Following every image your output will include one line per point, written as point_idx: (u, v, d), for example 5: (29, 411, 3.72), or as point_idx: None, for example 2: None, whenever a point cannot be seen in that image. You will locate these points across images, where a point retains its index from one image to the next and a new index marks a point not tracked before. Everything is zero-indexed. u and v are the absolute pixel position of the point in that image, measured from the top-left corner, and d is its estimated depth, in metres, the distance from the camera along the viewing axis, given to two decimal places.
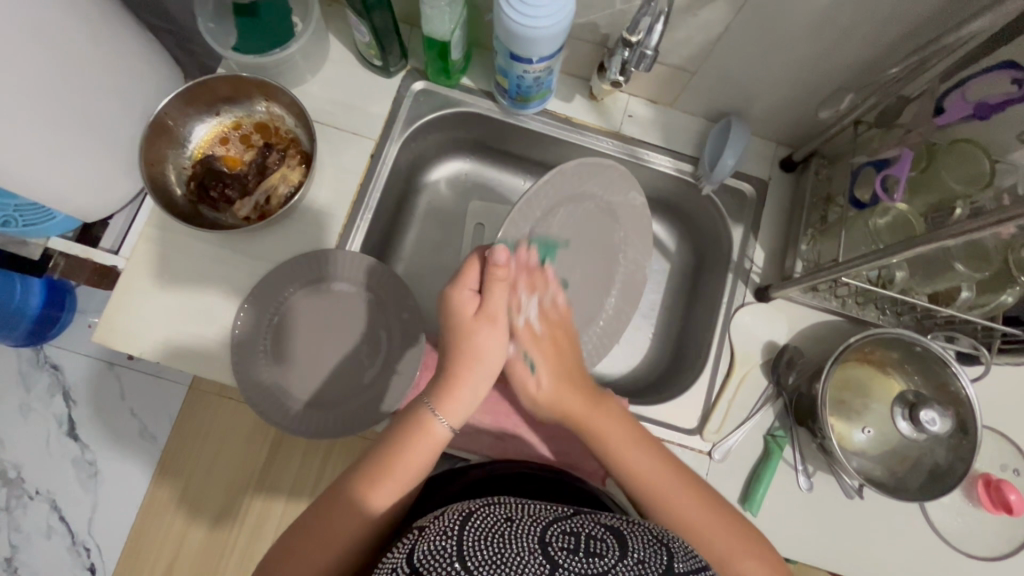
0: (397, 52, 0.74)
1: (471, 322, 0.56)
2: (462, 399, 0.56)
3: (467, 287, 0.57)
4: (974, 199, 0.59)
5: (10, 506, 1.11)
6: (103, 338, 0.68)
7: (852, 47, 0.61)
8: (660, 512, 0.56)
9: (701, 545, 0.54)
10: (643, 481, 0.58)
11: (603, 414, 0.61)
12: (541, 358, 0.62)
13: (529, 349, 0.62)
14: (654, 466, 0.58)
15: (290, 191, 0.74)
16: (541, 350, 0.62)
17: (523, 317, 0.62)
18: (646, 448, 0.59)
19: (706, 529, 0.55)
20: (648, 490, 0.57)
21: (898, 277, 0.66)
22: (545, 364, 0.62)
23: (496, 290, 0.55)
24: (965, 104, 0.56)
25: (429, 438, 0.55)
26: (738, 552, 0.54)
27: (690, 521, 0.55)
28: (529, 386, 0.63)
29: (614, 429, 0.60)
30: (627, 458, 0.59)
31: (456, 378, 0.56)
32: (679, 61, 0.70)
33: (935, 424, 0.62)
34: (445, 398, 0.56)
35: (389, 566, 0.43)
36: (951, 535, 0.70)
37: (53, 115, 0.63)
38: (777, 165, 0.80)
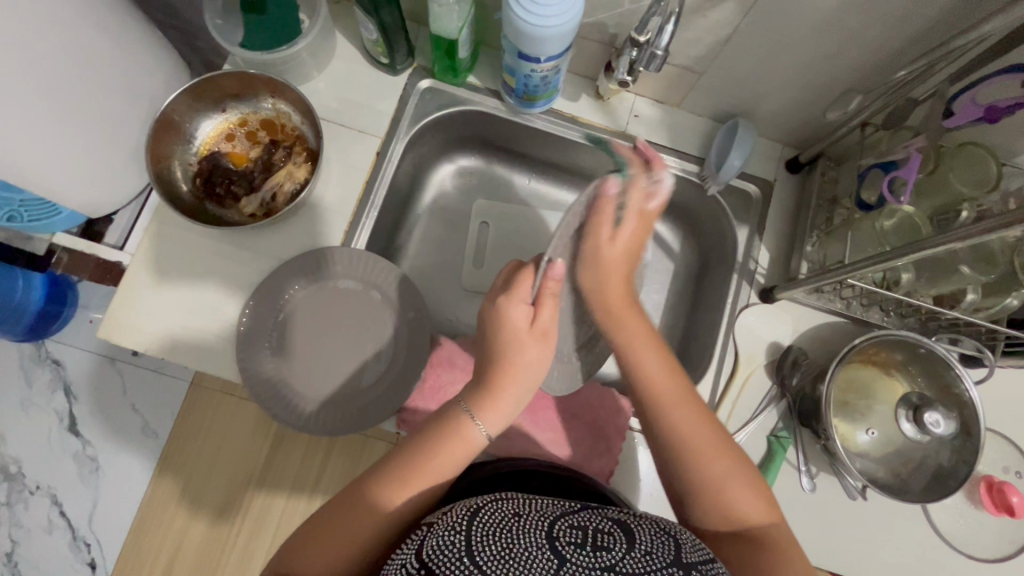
0: (403, 50, 0.74)
1: (517, 334, 0.57)
2: (504, 413, 0.56)
3: (521, 298, 0.58)
4: (980, 201, 0.59)
5: (11, 501, 1.11)
6: (108, 334, 0.69)
7: (862, 49, 0.61)
8: (659, 419, 0.55)
9: (692, 466, 0.53)
10: (650, 387, 0.57)
11: (630, 312, 0.62)
12: (633, 223, 0.64)
13: (626, 208, 0.64)
14: (670, 377, 0.57)
15: (296, 188, 0.73)
16: (636, 217, 0.64)
17: (653, 183, 0.65)
18: (658, 348, 0.59)
19: (698, 449, 0.53)
20: (652, 398, 0.56)
21: (905, 278, 0.66)
22: (629, 226, 0.64)
23: (546, 303, 0.58)
24: (975, 107, 0.55)
25: (464, 444, 0.54)
26: (730, 478, 0.52)
27: (689, 438, 0.53)
28: (605, 238, 0.63)
29: (639, 334, 0.60)
30: (645, 366, 0.58)
31: (500, 389, 0.56)
32: (687, 62, 0.70)
33: (939, 426, 0.62)
34: (489, 407, 0.55)
35: (399, 563, 0.43)
36: (952, 537, 0.70)
37: (61, 110, 0.63)
38: (783, 166, 0.80)
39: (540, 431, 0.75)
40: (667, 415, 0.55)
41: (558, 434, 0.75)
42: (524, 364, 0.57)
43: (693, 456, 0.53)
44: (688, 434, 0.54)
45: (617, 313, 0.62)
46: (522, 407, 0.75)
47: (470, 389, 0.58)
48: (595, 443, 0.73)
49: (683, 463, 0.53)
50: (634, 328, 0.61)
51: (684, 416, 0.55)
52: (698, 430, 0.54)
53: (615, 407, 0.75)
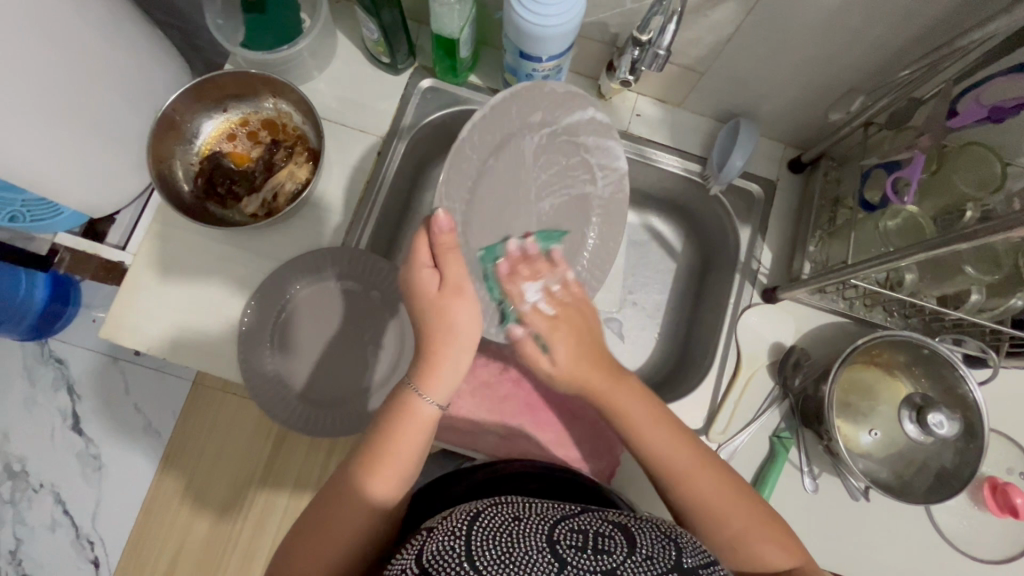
0: (405, 50, 0.74)
1: (427, 300, 0.53)
2: (443, 374, 0.54)
3: (424, 267, 0.54)
4: (985, 202, 0.59)
5: (15, 500, 1.11)
6: (110, 333, 0.69)
7: (864, 49, 0.60)
8: (680, 495, 0.54)
9: (720, 534, 0.52)
10: (666, 463, 0.55)
11: (622, 391, 0.57)
12: (557, 339, 0.58)
13: (542, 330, 0.59)
14: (682, 449, 0.55)
15: (297, 188, 0.73)
16: (548, 330, 0.58)
17: (529, 302, 0.60)
18: (664, 424, 0.56)
19: (726, 517, 0.52)
20: (670, 476, 0.55)
21: (908, 280, 0.66)
22: (560, 341, 0.58)
23: (447, 263, 0.53)
24: (980, 107, 0.54)
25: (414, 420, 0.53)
26: (757, 533, 0.52)
27: (716, 508, 0.53)
28: (548, 365, 0.58)
29: (640, 411, 0.57)
30: (653, 442, 0.56)
31: (433, 355, 0.54)
32: (689, 61, 0.69)
33: (942, 427, 0.62)
34: (429, 376, 0.54)
35: (399, 568, 0.43)
36: (956, 539, 0.70)
37: (62, 110, 0.63)
38: (785, 165, 0.79)
39: (542, 432, 0.74)
40: (687, 487, 0.54)
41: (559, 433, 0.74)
42: (447, 325, 0.53)
43: (717, 518, 0.52)
44: (713, 505, 0.53)
45: (610, 394, 0.57)
46: (523, 408, 0.75)
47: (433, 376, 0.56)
48: (596, 444, 0.73)
49: (711, 533, 0.53)
50: (633, 405, 0.57)
51: (707, 485, 0.54)
52: (722, 499, 0.53)
53: None
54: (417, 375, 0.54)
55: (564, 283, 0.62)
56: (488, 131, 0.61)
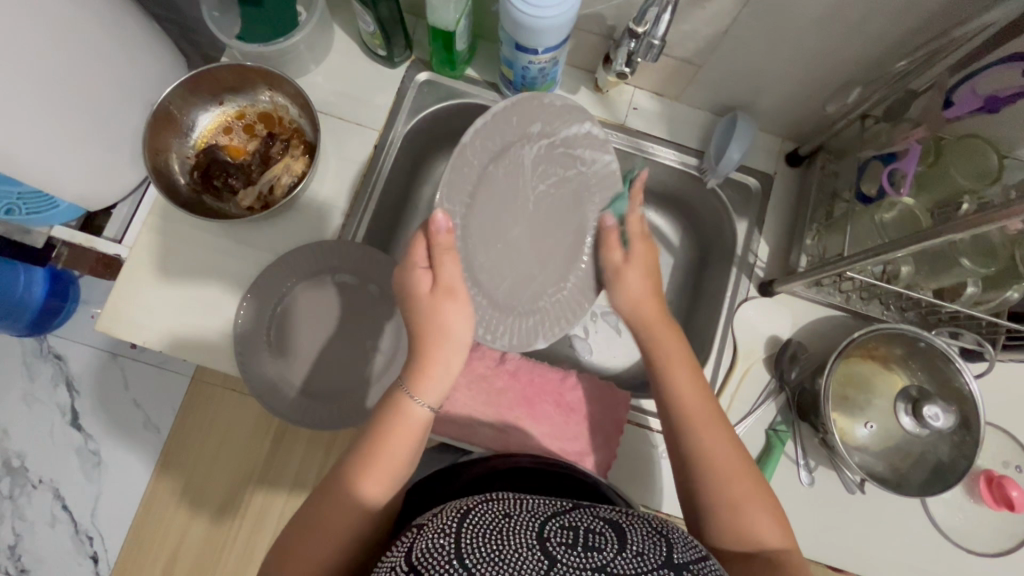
0: (401, 43, 0.74)
1: (420, 300, 0.56)
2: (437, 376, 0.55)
3: (420, 268, 0.57)
4: (982, 194, 0.59)
5: (14, 495, 1.11)
6: (106, 327, 0.69)
7: (860, 41, 0.60)
8: (693, 440, 0.55)
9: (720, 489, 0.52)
10: (686, 407, 0.57)
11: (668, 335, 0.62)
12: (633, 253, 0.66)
13: (632, 233, 0.67)
14: (703, 403, 0.57)
15: (293, 181, 0.73)
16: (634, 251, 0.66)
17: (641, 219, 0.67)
18: (695, 373, 0.59)
19: (727, 474, 0.52)
20: (689, 418, 0.56)
21: (904, 272, 0.66)
22: (640, 252, 0.66)
23: (440, 268, 0.56)
24: (975, 96, 0.55)
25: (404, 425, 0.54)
26: (753, 499, 0.51)
27: (721, 459, 0.53)
28: (617, 260, 0.66)
29: (678, 356, 0.60)
30: (681, 386, 0.58)
31: (428, 356, 0.56)
32: (685, 54, 0.69)
33: (938, 419, 0.62)
34: (421, 379, 0.55)
35: (389, 565, 0.43)
36: (952, 532, 0.70)
37: (59, 103, 0.63)
38: (783, 159, 0.79)
39: (538, 425, 0.74)
40: (699, 438, 0.54)
41: (555, 427, 0.74)
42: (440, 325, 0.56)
43: (719, 471, 0.53)
44: (720, 459, 0.53)
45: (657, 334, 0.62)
46: (520, 401, 0.75)
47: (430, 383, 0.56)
48: (592, 438, 0.74)
49: (711, 487, 0.52)
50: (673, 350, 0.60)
51: (717, 441, 0.54)
52: (729, 456, 0.53)
53: (613, 403, 0.75)
54: (412, 377, 0.55)
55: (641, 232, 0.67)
56: (488, 137, 0.61)
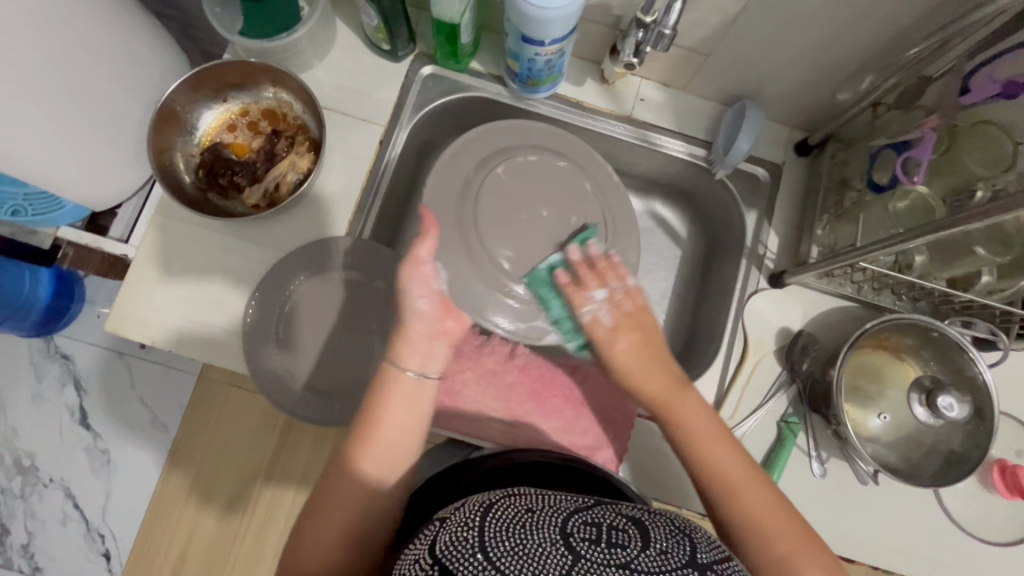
0: (405, 37, 0.73)
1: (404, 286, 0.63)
2: (411, 343, 0.59)
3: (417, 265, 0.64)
4: (995, 181, 0.58)
5: (25, 494, 1.12)
6: (115, 326, 0.68)
7: (872, 27, 0.59)
8: (736, 505, 0.52)
9: (779, 550, 0.49)
10: (715, 472, 0.55)
11: (687, 403, 0.59)
12: (628, 335, 0.64)
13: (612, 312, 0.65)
14: (733, 460, 0.55)
15: (299, 178, 0.73)
16: (622, 324, 0.65)
17: (592, 308, 0.66)
18: (719, 435, 0.57)
19: (777, 532, 0.50)
20: (721, 484, 0.54)
21: (918, 261, 0.65)
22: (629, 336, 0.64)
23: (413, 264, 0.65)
24: (993, 83, 0.55)
25: (400, 386, 0.57)
26: (807, 555, 0.49)
27: (762, 519, 0.51)
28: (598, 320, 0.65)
29: (699, 422, 0.58)
30: (713, 451, 0.56)
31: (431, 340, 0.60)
32: (693, 42, 0.68)
33: (952, 410, 0.62)
34: (405, 347, 0.59)
35: (412, 558, 0.43)
36: (965, 522, 0.70)
37: (62, 101, 0.62)
38: (792, 148, 0.79)
39: (548, 420, 0.74)
40: (743, 499, 0.52)
41: (565, 421, 0.74)
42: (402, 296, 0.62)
43: (765, 532, 0.50)
44: (772, 518, 0.51)
45: (670, 405, 0.59)
46: (529, 396, 0.75)
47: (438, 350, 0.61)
48: (603, 432, 0.73)
49: (769, 552, 0.49)
50: (695, 415, 0.58)
51: (761, 497, 0.52)
52: (780, 513, 0.51)
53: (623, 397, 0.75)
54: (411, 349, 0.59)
55: (626, 291, 0.67)
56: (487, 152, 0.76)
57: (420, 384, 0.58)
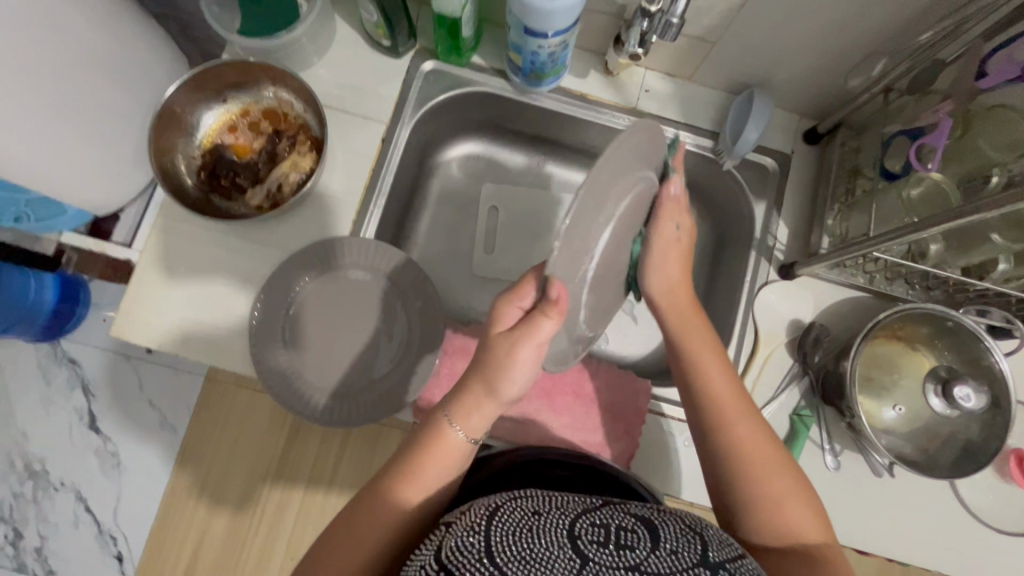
0: (405, 31, 0.72)
1: (497, 338, 0.53)
2: (484, 414, 0.54)
3: (514, 301, 0.53)
4: (1011, 165, 0.56)
5: (37, 498, 1.13)
6: (120, 332, 0.68)
7: (883, 11, 0.58)
8: (719, 434, 0.54)
9: (747, 480, 0.50)
10: (712, 395, 0.56)
11: (698, 334, 0.61)
12: (683, 220, 0.62)
13: (670, 212, 0.61)
14: (732, 387, 0.56)
15: (302, 178, 0.72)
16: (676, 216, 0.61)
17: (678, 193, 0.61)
18: (721, 359, 0.59)
19: (762, 458, 0.51)
20: (716, 407, 0.55)
21: (932, 250, 0.64)
22: (686, 234, 0.63)
23: (501, 304, 0.54)
24: (1011, 65, 0.52)
25: (444, 446, 0.53)
26: (788, 491, 0.49)
27: (749, 445, 0.52)
28: (667, 234, 0.61)
29: (708, 354, 0.59)
30: (713, 380, 0.57)
31: (473, 398, 0.53)
32: (700, 31, 0.67)
33: (970, 400, 0.61)
34: (466, 415, 0.53)
35: (417, 565, 0.42)
36: (982, 512, 0.69)
37: (60, 106, 0.62)
38: (801, 137, 0.77)
39: (558, 417, 0.74)
40: (728, 427, 0.53)
41: (575, 418, 0.74)
42: (500, 368, 0.52)
43: (750, 459, 0.51)
44: (752, 448, 0.52)
45: (687, 331, 0.61)
46: (538, 394, 0.74)
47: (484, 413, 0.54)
48: (613, 427, 0.73)
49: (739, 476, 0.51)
50: (705, 350, 0.59)
51: (745, 429, 0.53)
52: (760, 445, 0.52)
53: (632, 391, 0.74)
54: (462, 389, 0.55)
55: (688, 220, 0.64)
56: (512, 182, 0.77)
57: (469, 447, 0.54)
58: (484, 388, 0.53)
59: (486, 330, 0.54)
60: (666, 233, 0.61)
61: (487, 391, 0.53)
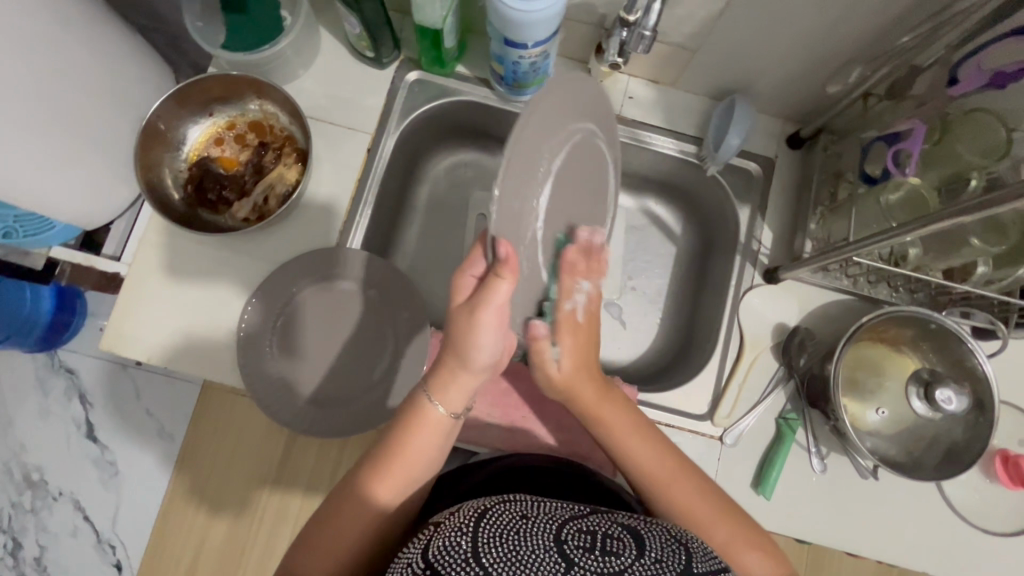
0: (389, 43, 0.73)
1: (458, 311, 0.50)
2: (460, 389, 0.53)
3: (468, 272, 0.51)
4: (991, 169, 0.56)
5: (36, 508, 1.13)
6: (111, 346, 0.68)
7: (859, 18, 0.58)
8: (660, 503, 0.56)
9: (698, 541, 0.54)
10: (645, 473, 0.57)
11: (613, 408, 0.60)
12: (566, 341, 0.58)
13: (559, 329, 0.58)
14: (660, 459, 0.57)
15: (287, 190, 0.73)
16: (567, 332, 0.58)
17: (573, 300, 0.58)
18: (642, 433, 0.59)
19: (710, 525, 0.54)
20: (651, 483, 0.56)
21: (912, 254, 0.64)
22: (569, 344, 0.59)
23: (456, 277, 0.51)
24: (981, 73, 0.53)
25: (425, 429, 0.53)
26: (740, 547, 0.53)
27: (692, 516, 0.54)
28: (547, 361, 0.58)
29: (625, 427, 0.59)
30: (636, 455, 0.58)
31: (449, 373, 0.53)
32: (680, 38, 0.68)
33: (951, 403, 0.61)
34: (443, 389, 0.53)
35: (404, 563, 0.43)
36: (969, 513, 0.69)
37: (47, 123, 0.62)
38: (784, 142, 0.78)
39: (546, 424, 0.74)
40: (666, 491, 0.56)
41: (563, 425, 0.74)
42: (463, 337, 0.50)
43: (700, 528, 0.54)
44: (694, 508, 0.54)
45: (599, 411, 0.60)
46: (525, 401, 0.75)
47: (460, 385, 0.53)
48: None
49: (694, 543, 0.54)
50: (621, 422, 0.59)
51: (681, 492, 0.55)
52: (699, 505, 0.54)
53: None
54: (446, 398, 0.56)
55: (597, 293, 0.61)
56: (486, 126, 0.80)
57: (449, 422, 0.54)
58: (456, 362, 0.52)
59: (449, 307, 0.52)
60: (547, 371, 0.59)
61: (459, 362, 0.52)
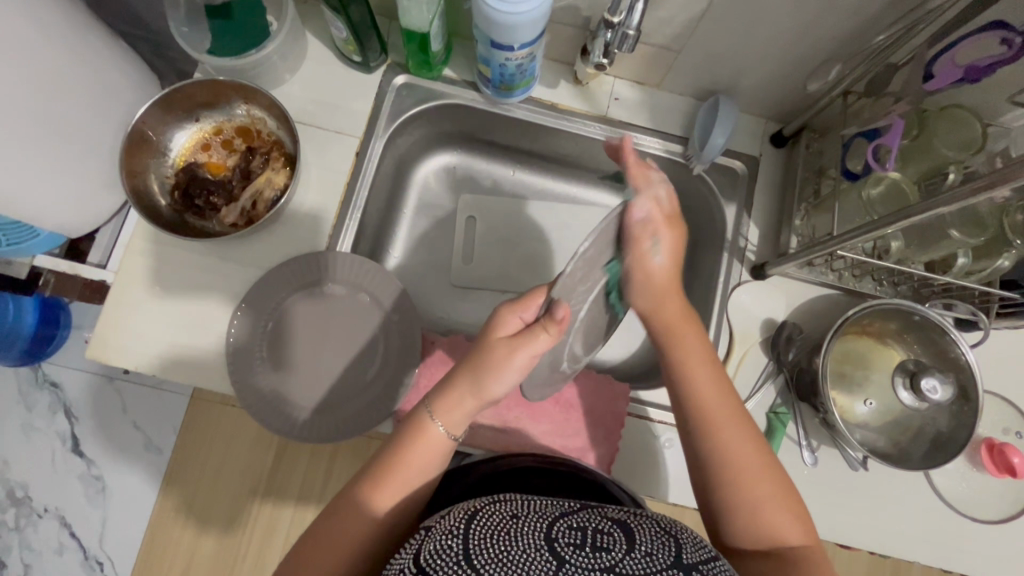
0: (376, 47, 0.73)
1: (496, 342, 0.54)
2: (460, 409, 0.54)
3: (518, 313, 0.55)
4: (966, 164, 0.59)
5: (19, 526, 1.11)
6: (97, 354, 0.68)
7: (838, 18, 0.60)
8: (708, 442, 0.54)
9: (736, 487, 0.52)
10: (703, 400, 0.56)
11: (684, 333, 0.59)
12: (665, 235, 0.57)
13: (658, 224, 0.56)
14: (721, 394, 0.56)
15: (276, 195, 0.73)
16: (663, 224, 0.56)
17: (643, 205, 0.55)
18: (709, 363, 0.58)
19: (751, 472, 0.52)
20: (703, 413, 0.55)
21: (894, 248, 0.66)
22: (669, 240, 0.57)
23: (505, 313, 0.55)
24: (954, 68, 0.54)
25: (425, 442, 0.54)
26: (774, 505, 0.51)
27: (738, 457, 0.53)
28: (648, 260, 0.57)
29: (695, 359, 0.58)
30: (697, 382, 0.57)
31: (453, 389, 0.55)
32: (663, 40, 0.69)
33: (936, 392, 0.62)
34: (445, 406, 0.54)
35: (397, 568, 0.43)
36: (955, 501, 0.70)
37: (27, 130, 0.61)
38: (768, 140, 0.79)
39: (539, 424, 0.74)
40: (717, 430, 0.54)
41: (556, 425, 0.74)
42: (492, 369, 0.53)
43: (741, 472, 0.52)
44: (741, 457, 0.53)
45: (679, 347, 0.59)
46: (518, 401, 0.75)
47: (452, 410, 0.55)
48: (593, 432, 0.73)
49: (731, 484, 0.52)
50: (694, 357, 0.58)
51: (734, 437, 0.54)
52: (749, 452, 0.53)
53: (612, 395, 0.75)
54: (433, 399, 0.55)
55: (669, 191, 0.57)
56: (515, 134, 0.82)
57: (447, 442, 0.55)
58: (469, 387, 0.54)
59: (486, 336, 0.55)
60: (649, 266, 0.57)
61: (473, 390, 0.54)
